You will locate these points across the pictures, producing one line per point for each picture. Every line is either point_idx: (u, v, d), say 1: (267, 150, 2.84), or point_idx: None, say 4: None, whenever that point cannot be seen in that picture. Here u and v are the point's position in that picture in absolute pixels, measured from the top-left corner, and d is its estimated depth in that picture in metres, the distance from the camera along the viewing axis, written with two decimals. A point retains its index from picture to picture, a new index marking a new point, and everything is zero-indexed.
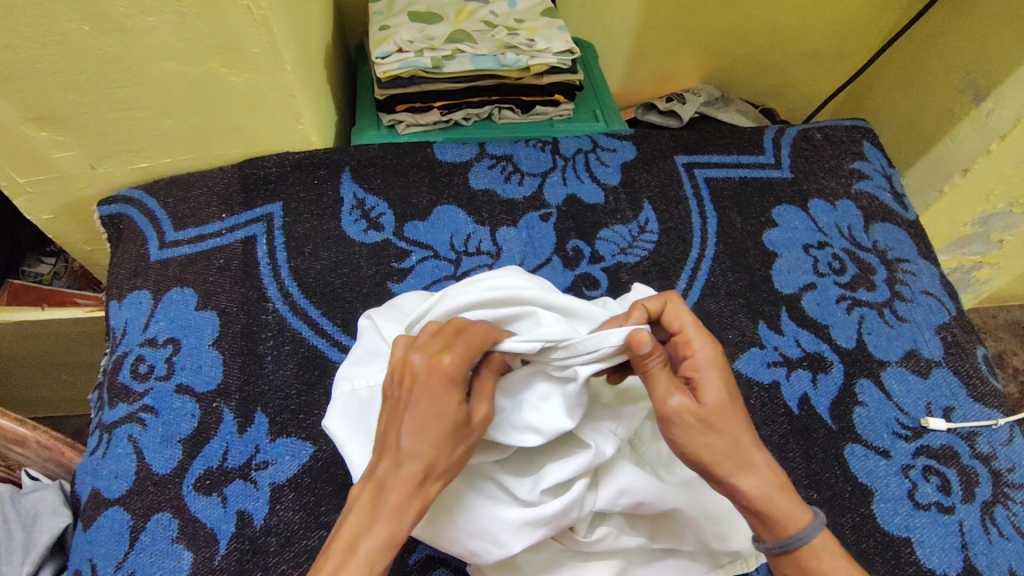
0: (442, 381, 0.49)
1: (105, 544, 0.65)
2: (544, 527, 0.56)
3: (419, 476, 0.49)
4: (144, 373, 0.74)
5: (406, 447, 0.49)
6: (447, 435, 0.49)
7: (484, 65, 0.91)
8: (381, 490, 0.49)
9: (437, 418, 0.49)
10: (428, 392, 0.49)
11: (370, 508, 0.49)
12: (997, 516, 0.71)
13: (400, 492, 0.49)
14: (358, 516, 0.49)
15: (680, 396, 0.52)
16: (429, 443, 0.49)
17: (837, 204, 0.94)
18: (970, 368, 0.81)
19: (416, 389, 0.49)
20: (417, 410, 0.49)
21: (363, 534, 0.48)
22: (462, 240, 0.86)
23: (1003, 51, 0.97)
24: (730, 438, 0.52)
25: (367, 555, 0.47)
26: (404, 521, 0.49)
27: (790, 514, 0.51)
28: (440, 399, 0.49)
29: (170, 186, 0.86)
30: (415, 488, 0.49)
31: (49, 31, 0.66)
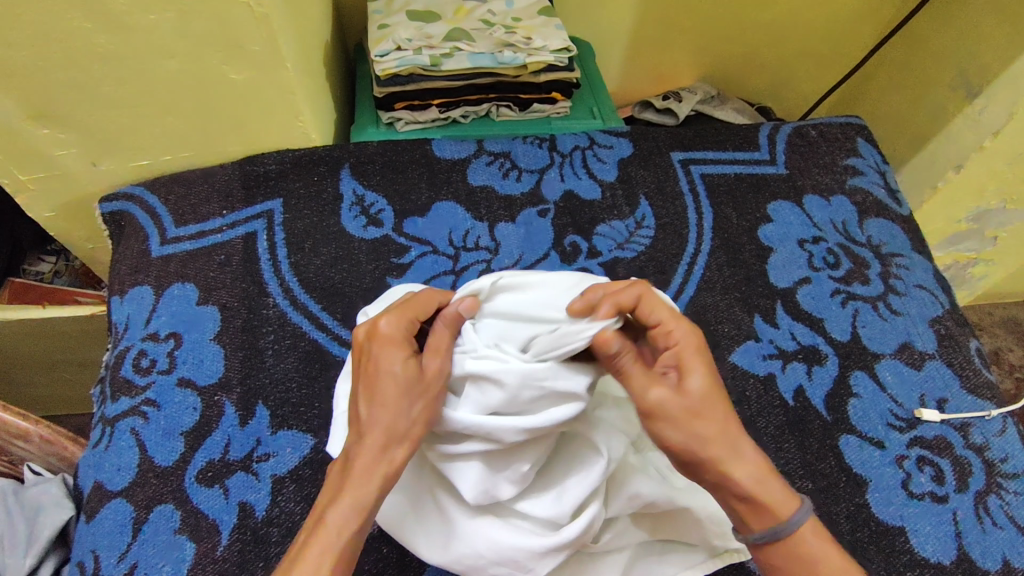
0: (381, 343, 0.54)
1: (107, 536, 0.66)
2: (567, 549, 0.57)
3: (377, 436, 0.51)
4: (145, 367, 0.75)
5: (366, 412, 0.53)
6: (398, 393, 0.52)
7: (481, 63, 0.92)
8: (350, 457, 0.52)
9: (381, 377, 0.53)
10: (372, 357, 0.54)
11: (340, 478, 0.51)
12: (990, 506, 0.72)
13: (364, 456, 0.51)
14: (330, 486, 0.52)
15: (657, 388, 0.54)
16: (379, 403, 0.52)
17: (831, 199, 0.95)
18: (963, 360, 0.82)
19: (365, 356, 0.55)
20: (370, 377, 0.54)
21: (333, 498, 0.50)
22: (461, 236, 0.87)
23: (994, 48, 0.99)
24: (722, 427, 0.54)
25: (335, 516, 0.49)
26: (368, 482, 0.50)
27: (780, 501, 0.54)
28: (383, 359, 0.54)
29: (171, 183, 0.87)
30: (379, 449, 0.51)
31: (51, 29, 0.66)
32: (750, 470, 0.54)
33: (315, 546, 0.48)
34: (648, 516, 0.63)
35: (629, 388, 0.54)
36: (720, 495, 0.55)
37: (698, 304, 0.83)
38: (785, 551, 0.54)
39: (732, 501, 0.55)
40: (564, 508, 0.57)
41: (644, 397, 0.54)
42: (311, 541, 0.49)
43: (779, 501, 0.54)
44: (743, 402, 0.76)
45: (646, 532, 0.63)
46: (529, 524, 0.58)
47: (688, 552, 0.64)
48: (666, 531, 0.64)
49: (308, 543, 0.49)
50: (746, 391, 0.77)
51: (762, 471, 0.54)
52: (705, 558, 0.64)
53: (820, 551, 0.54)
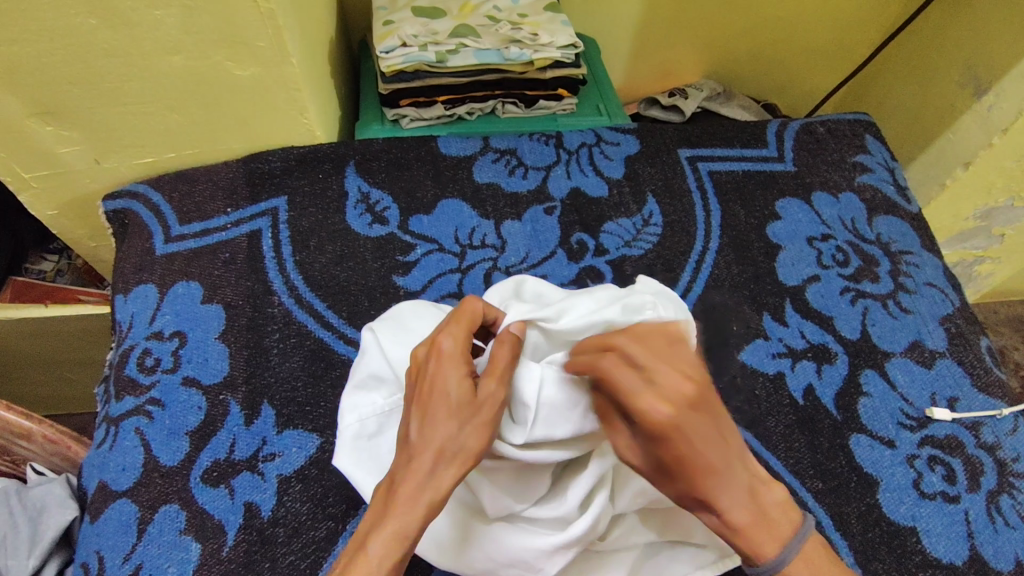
0: (446, 363, 0.52)
1: (112, 536, 0.65)
2: (575, 547, 0.57)
3: (428, 462, 0.49)
4: (150, 365, 0.75)
5: (415, 432, 0.51)
6: (452, 413, 0.50)
7: (488, 59, 0.91)
8: (394, 482, 0.50)
9: (439, 398, 0.51)
10: (431, 377, 0.52)
11: (383, 501, 0.50)
12: (1002, 505, 0.72)
13: (409, 481, 0.49)
14: (373, 510, 0.50)
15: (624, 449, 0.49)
16: (435, 425, 0.50)
17: (840, 196, 0.94)
18: (973, 358, 0.82)
19: (425, 373, 0.53)
20: (425, 395, 0.52)
21: (375, 524, 0.48)
22: (467, 234, 0.86)
23: (1002, 45, 0.98)
24: (682, 494, 0.48)
25: (377, 544, 0.47)
26: (415, 511, 0.48)
27: (757, 549, 0.49)
28: (444, 380, 0.51)
29: (175, 180, 0.87)
30: (426, 474, 0.49)
31: (56, 25, 0.66)
32: (720, 525, 0.49)
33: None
34: (656, 515, 0.62)
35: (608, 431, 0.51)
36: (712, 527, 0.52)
37: (706, 303, 0.83)
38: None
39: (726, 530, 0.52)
40: (569, 505, 0.56)
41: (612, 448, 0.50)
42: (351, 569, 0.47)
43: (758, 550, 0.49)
44: (752, 402, 0.76)
45: (655, 533, 0.62)
46: (541, 526, 0.58)
47: (700, 550, 0.63)
48: (676, 532, 0.62)
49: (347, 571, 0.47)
50: (755, 390, 0.77)
51: (738, 526, 0.48)
52: (716, 557, 0.63)
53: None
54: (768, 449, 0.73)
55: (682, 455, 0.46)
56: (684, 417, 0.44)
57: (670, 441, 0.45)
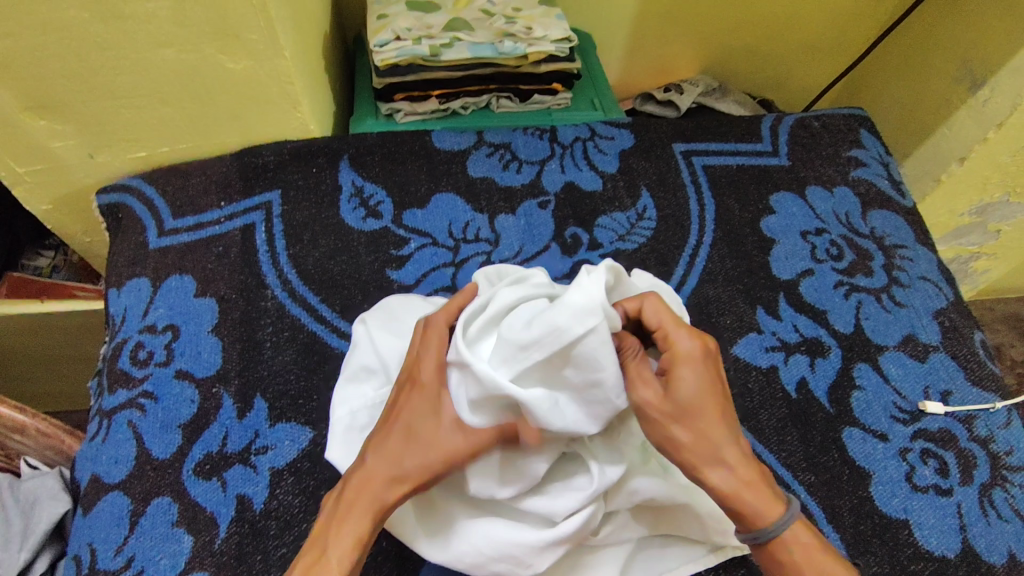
0: (415, 393, 0.56)
1: (104, 529, 0.65)
2: (565, 544, 0.57)
3: (381, 479, 0.53)
4: (143, 359, 0.75)
5: (378, 444, 0.55)
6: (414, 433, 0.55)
7: (482, 53, 0.91)
8: (352, 486, 0.53)
9: (405, 416, 0.55)
10: (403, 398, 0.56)
11: (339, 505, 0.53)
12: (995, 499, 0.72)
13: (366, 490, 0.53)
14: (328, 512, 0.53)
15: (645, 391, 0.52)
16: (394, 442, 0.54)
17: (834, 191, 0.94)
18: (967, 352, 0.82)
19: (401, 396, 0.57)
20: (393, 413, 0.56)
21: (333, 524, 0.52)
22: (461, 228, 0.86)
23: (997, 39, 0.98)
24: (704, 434, 0.53)
25: (333, 544, 0.51)
26: (364, 520, 0.52)
27: (760, 506, 0.53)
28: (413, 404, 0.56)
29: (169, 174, 0.87)
30: (381, 484, 0.53)
31: (47, 18, 0.66)
32: (732, 479, 0.53)
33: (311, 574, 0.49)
34: (649, 511, 0.62)
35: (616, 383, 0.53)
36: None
37: (701, 296, 0.83)
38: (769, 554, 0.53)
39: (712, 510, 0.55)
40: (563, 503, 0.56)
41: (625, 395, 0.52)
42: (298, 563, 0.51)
43: (760, 507, 0.53)
44: (745, 395, 0.76)
45: (646, 528, 0.62)
46: (528, 522, 0.58)
47: (689, 546, 0.63)
48: (666, 526, 0.62)
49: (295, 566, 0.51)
50: (748, 383, 0.77)
51: (746, 476, 0.53)
52: (703, 552, 0.63)
53: (806, 559, 0.52)
54: (760, 442, 0.73)
55: (707, 388, 0.53)
56: (708, 355, 0.55)
57: (700, 372, 0.54)
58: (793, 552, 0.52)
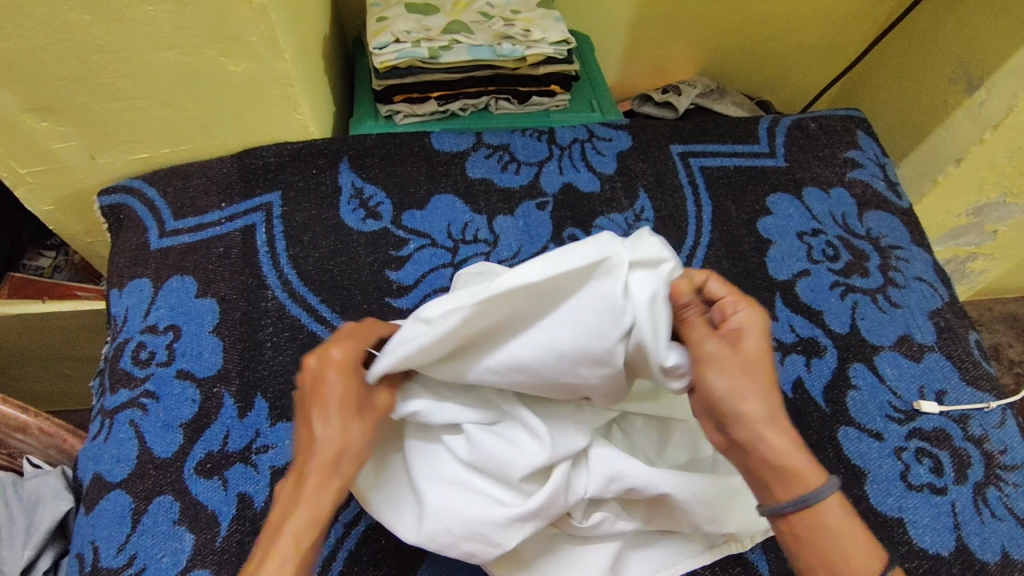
0: (338, 374, 0.54)
1: (107, 527, 0.66)
2: (532, 520, 0.55)
3: (332, 454, 0.52)
4: (144, 359, 0.75)
5: (317, 429, 0.53)
6: (349, 411, 0.54)
7: (480, 56, 0.92)
8: (302, 474, 0.52)
9: (332, 398, 0.53)
10: (319, 383, 0.54)
11: (292, 494, 0.51)
12: (989, 497, 0.72)
13: (315, 473, 0.51)
14: (282, 502, 0.51)
15: (713, 341, 0.53)
16: (332, 422, 0.53)
17: (831, 192, 0.95)
18: (962, 352, 0.82)
19: (319, 381, 0.54)
20: (315, 398, 0.54)
21: (290, 511, 0.50)
22: (460, 229, 0.87)
23: (993, 41, 0.99)
24: (763, 390, 0.52)
25: (292, 528, 0.49)
26: (325, 497, 0.51)
27: (811, 469, 0.50)
28: (331, 386, 0.54)
29: (170, 175, 0.87)
30: (329, 466, 0.52)
31: (50, 21, 0.66)
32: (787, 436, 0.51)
33: (272, 560, 0.48)
34: (642, 505, 0.62)
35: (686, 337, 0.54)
36: (747, 462, 0.52)
37: None
38: (806, 523, 0.50)
39: (756, 474, 0.52)
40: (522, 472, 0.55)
41: (700, 345, 0.53)
42: (270, 553, 0.48)
43: (808, 470, 0.50)
44: None
45: (641, 521, 0.62)
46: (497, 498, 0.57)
47: (685, 543, 0.64)
48: (661, 519, 0.63)
49: (264, 557, 0.48)
50: None
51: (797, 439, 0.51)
52: (700, 550, 0.64)
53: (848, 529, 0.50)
54: None
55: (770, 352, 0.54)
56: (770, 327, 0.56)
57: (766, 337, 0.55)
58: (837, 521, 0.50)
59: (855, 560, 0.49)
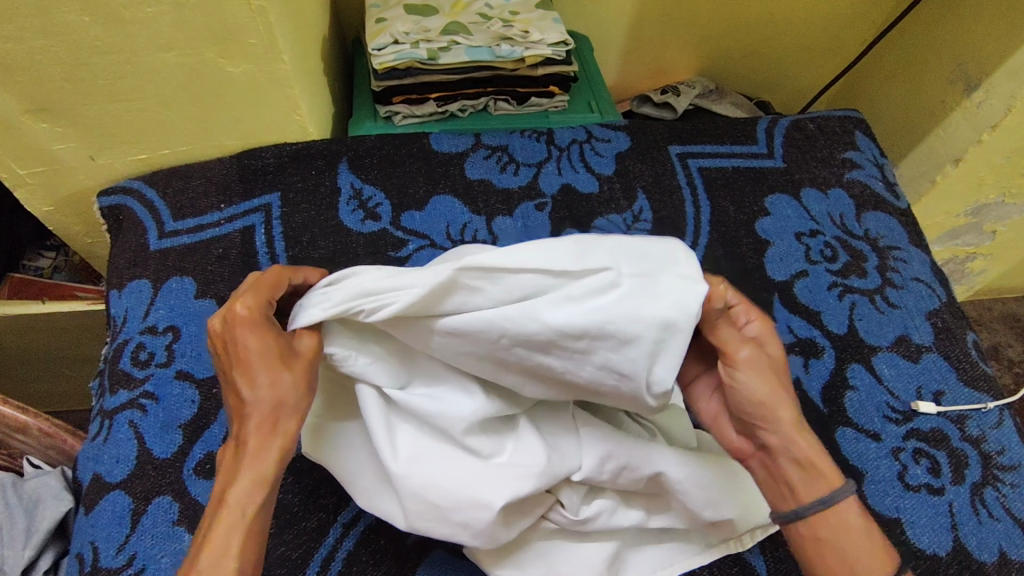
0: (255, 331, 0.52)
1: (106, 528, 0.66)
2: (520, 478, 0.55)
3: (268, 412, 0.51)
4: (144, 360, 0.75)
5: (244, 391, 0.51)
6: (273, 368, 0.51)
7: (479, 57, 0.92)
8: (240, 440, 0.51)
9: (252, 358, 0.51)
10: (234, 344, 0.52)
11: (234, 460, 0.50)
12: (986, 498, 0.73)
13: (255, 435, 0.50)
14: (226, 469, 0.51)
15: (748, 346, 0.54)
16: (259, 381, 0.51)
17: (829, 193, 0.95)
18: (960, 353, 0.83)
19: (231, 343, 0.52)
20: (235, 361, 0.52)
21: (232, 477, 0.50)
22: (459, 230, 0.87)
23: (991, 42, 0.99)
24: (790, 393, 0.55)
25: (238, 492, 0.49)
26: (268, 455, 0.50)
27: (833, 468, 0.54)
28: (247, 345, 0.51)
29: (169, 176, 0.87)
30: (267, 426, 0.51)
31: (49, 23, 0.67)
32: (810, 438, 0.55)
33: (223, 525, 0.48)
34: (639, 496, 0.63)
35: (720, 342, 0.54)
36: (778, 464, 0.55)
37: None
38: (832, 523, 0.53)
39: (784, 473, 0.55)
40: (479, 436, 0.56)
41: (736, 350, 0.54)
42: (216, 521, 0.48)
43: (831, 470, 0.54)
44: None
45: (640, 511, 0.62)
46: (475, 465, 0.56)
47: (685, 541, 0.64)
48: (661, 512, 0.63)
49: (213, 526, 0.48)
50: None
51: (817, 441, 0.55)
52: (699, 549, 0.64)
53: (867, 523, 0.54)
54: None
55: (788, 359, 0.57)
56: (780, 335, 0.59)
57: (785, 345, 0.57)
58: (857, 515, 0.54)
59: (875, 549, 0.53)
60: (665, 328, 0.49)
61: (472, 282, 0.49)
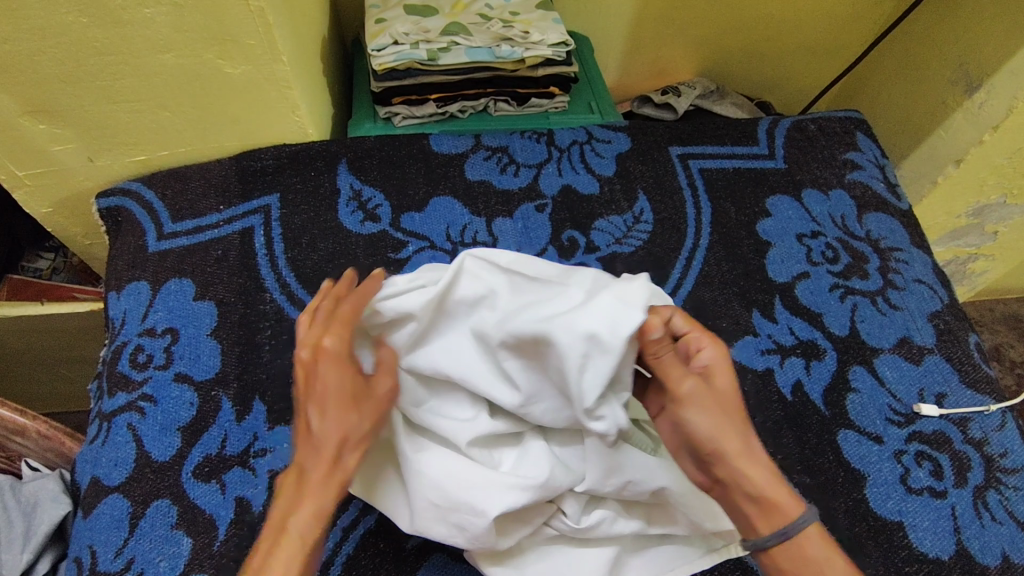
0: (334, 365, 0.54)
1: (104, 531, 0.65)
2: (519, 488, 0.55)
3: (335, 446, 0.52)
4: (143, 362, 0.75)
5: (316, 423, 0.53)
6: (348, 406, 0.53)
7: (479, 57, 0.92)
8: (303, 471, 0.52)
9: (331, 393, 0.53)
10: (317, 376, 0.53)
11: (295, 490, 0.52)
12: (989, 501, 0.72)
13: (319, 469, 0.52)
14: (286, 498, 0.52)
15: (692, 380, 0.54)
16: (333, 417, 0.52)
17: (830, 194, 0.94)
18: (962, 355, 0.82)
19: (314, 373, 0.54)
20: (314, 393, 0.53)
21: (293, 508, 0.51)
22: (459, 231, 0.87)
23: (993, 42, 0.99)
24: (739, 425, 0.54)
25: (296, 524, 0.50)
26: (331, 489, 0.52)
27: (790, 500, 0.52)
28: (330, 378, 0.53)
29: (168, 177, 0.87)
30: (331, 461, 0.52)
31: (47, 23, 0.66)
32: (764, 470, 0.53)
33: (279, 556, 0.49)
34: (640, 505, 0.62)
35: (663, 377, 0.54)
36: (731, 498, 0.54)
37: (696, 299, 0.83)
38: (792, 554, 0.52)
39: (740, 507, 0.54)
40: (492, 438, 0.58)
41: (677, 385, 0.54)
42: (272, 553, 0.49)
43: (786, 501, 0.52)
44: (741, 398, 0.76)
45: (640, 521, 0.61)
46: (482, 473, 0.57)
47: (686, 547, 0.63)
48: (661, 521, 0.62)
49: (272, 555, 0.49)
50: (744, 386, 0.77)
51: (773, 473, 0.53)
52: (701, 553, 0.63)
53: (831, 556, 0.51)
54: None
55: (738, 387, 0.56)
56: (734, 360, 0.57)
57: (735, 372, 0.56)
58: (818, 549, 0.51)
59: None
60: (586, 343, 0.50)
61: (474, 273, 0.57)
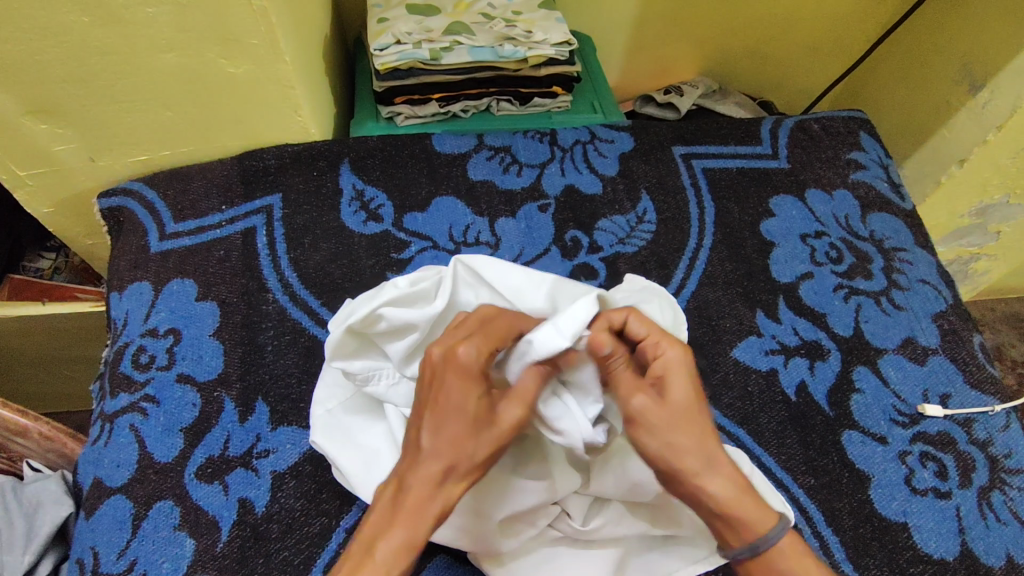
0: (460, 378, 0.49)
1: (107, 532, 0.65)
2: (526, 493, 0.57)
3: (438, 472, 0.47)
4: (145, 363, 0.75)
5: (426, 440, 0.48)
6: (467, 430, 0.48)
7: (482, 57, 0.92)
8: (403, 487, 0.47)
9: (453, 412, 0.48)
10: (439, 387, 0.49)
11: (390, 509, 0.47)
12: (993, 502, 0.72)
13: (421, 490, 0.46)
14: (376, 515, 0.47)
15: (640, 396, 0.51)
16: (447, 435, 0.47)
17: (834, 194, 0.94)
18: (967, 355, 0.82)
19: (435, 384, 0.49)
20: (434, 405, 0.48)
21: (383, 528, 0.46)
22: (461, 231, 0.86)
23: (997, 42, 0.98)
24: (698, 437, 0.50)
25: (385, 548, 0.45)
26: (427, 520, 0.46)
27: (757, 516, 0.50)
28: (455, 391, 0.48)
29: (170, 178, 0.87)
30: (434, 485, 0.47)
31: (49, 23, 0.66)
32: (729, 485, 0.50)
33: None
34: (645, 506, 0.61)
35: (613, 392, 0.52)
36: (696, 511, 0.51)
37: (700, 299, 0.83)
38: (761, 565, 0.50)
39: (704, 521, 0.52)
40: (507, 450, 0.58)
41: (625, 403, 0.51)
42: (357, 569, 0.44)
43: (752, 515, 0.50)
44: (745, 398, 0.76)
45: (645, 522, 0.61)
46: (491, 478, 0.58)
47: (693, 547, 0.63)
48: (666, 523, 0.61)
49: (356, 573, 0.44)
50: (749, 386, 0.77)
51: (739, 486, 0.50)
52: (707, 554, 0.62)
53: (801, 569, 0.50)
54: (760, 446, 0.73)
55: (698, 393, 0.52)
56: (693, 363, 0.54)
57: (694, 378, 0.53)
58: (786, 562, 0.50)
59: None
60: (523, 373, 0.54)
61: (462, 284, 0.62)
